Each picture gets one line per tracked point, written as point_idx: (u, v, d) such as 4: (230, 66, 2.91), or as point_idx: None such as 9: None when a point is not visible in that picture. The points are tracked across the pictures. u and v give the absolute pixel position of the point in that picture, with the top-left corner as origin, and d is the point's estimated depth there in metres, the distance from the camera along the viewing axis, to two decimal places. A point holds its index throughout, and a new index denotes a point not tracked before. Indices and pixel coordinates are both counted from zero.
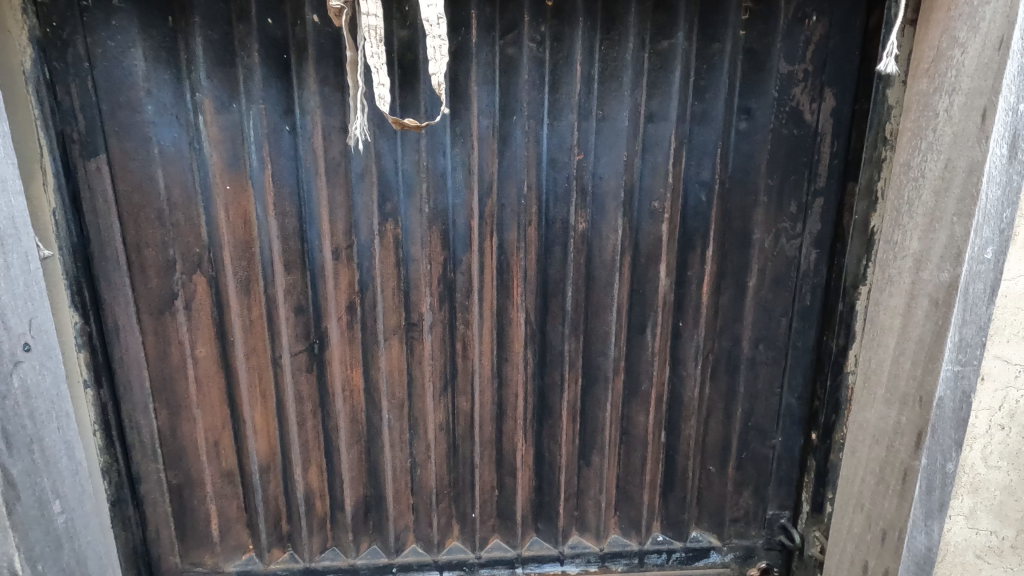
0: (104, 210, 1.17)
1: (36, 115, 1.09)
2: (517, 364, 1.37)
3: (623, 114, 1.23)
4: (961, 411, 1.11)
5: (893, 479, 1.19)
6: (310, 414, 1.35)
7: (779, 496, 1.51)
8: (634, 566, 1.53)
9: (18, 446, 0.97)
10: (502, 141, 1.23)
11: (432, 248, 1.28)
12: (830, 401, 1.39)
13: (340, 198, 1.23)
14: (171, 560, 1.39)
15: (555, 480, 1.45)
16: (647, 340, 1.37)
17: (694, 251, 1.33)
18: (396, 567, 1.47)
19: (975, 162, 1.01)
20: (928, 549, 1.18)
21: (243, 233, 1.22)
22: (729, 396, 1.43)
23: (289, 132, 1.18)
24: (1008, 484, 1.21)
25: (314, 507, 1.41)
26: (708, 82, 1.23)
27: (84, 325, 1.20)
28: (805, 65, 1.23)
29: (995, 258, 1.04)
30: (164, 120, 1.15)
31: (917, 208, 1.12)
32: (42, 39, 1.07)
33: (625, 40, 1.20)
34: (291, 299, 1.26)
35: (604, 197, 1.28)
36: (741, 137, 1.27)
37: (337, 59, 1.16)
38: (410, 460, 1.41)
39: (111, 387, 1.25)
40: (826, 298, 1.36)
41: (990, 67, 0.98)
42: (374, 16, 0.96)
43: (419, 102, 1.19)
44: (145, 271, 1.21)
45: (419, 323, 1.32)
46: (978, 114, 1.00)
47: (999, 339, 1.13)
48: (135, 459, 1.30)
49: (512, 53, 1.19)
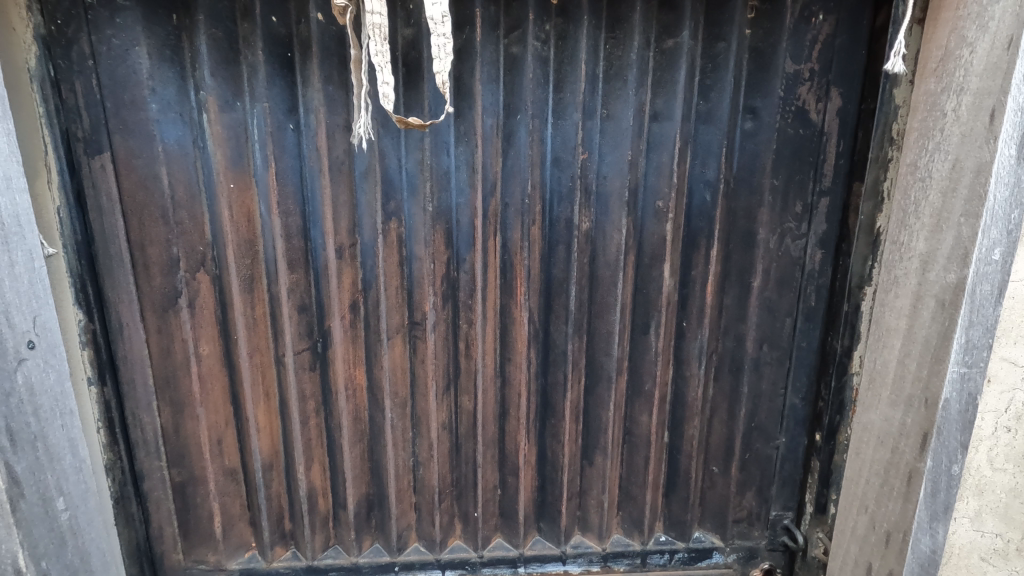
0: (108, 208, 1.17)
1: (41, 112, 1.10)
2: (520, 364, 1.36)
3: (627, 113, 1.22)
4: (967, 412, 1.09)
5: (898, 481, 1.19)
6: (314, 412, 1.35)
7: (783, 497, 1.50)
8: (636, 566, 1.53)
9: (23, 442, 0.97)
10: (506, 140, 1.22)
11: (436, 247, 1.28)
12: (835, 402, 1.39)
13: (344, 196, 1.23)
14: (174, 557, 1.39)
15: (557, 480, 1.45)
16: (651, 341, 1.36)
17: (698, 251, 1.33)
18: (398, 566, 1.47)
19: (982, 163, 1.00)
20: (932, 552, 1.16)
21: (246, 231, 1.22)
22: (733, 397, 1.42)
23: (293, 131, 1.18)
24: (1013, 486, 1.20)
25: (317, 504, 1.41)
26: (714, 81, 1.22)
27: (89, 323, 1.21)
28: (811, 64, 1.22)
29: (1002, 259, 1.02)
30: (168, 119, 1.14)
31: (924, 208, 1.11)
32: (46, 37, 1.08)
33: (630, 39, 1.19)
34: (293, 298, 1.26)
35: (607, 196, 1.27)
36: (747, 137, 1.26)
37: (341, 58, 1.16)
38: (412, 459, 1.41)
39: (115, 384, 1.26)
40: (831, 298, 1.35)
41: (998, 66, 0.97)
42: (378, 14, 0.95)
43: (423, 100, 1.19)
44: (148, 269, 1.21)
45: (422, 322, 1.32)
46: (986, 114, 0.99)
47: (1006, 341, 1.13)
48: (138, 456, 1.30)
49: (516, 51, 1.18)
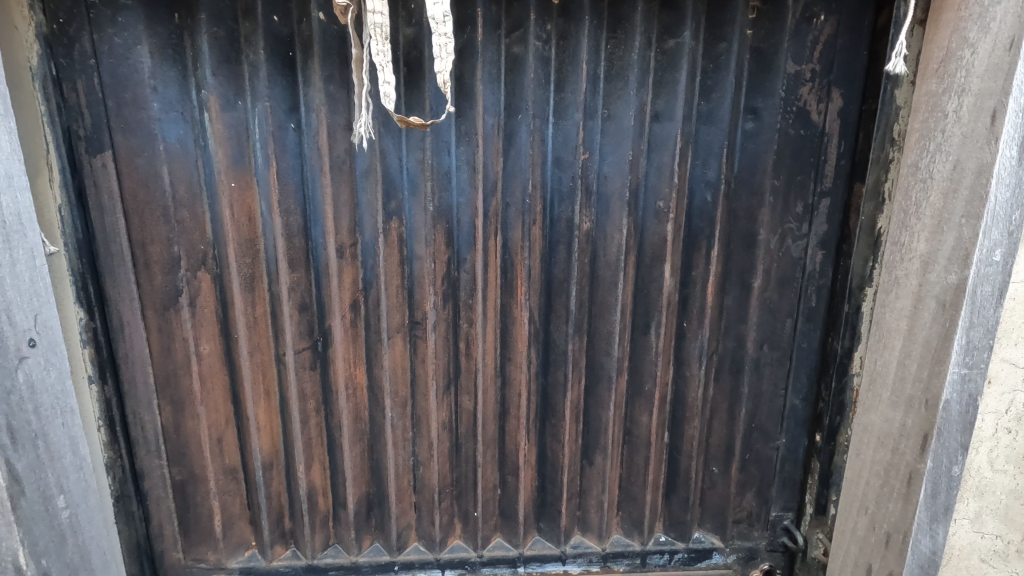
0: (109, 206, 1.17)
1: (42, 111, 1.10)
2: (520, 363, 1.36)
3: (629, 113, 1.22)
4: (967, 413, 1.10)
5: (898, 482, 1.19)
6: (314, 411, 1.35)
7: (783, 498, 1.50)
8: (636, 566, 1.53)
9: (23, 441, 0.97)
10: (507, 139, 1.23)
11: (437, 246, 1.28)
12: (835, 403, 1.39)
13: (344, 195, 1.23)
14: (174, 555, 1.39)
15: (558, 479, 1.45)
16: (651, 341, 1.36)
17: (699, 251, 1.33)
18: (398, 565, 1.47)
19: (983, 163, 1.00)
20: (933, 553, 1.17)
21: (248, 230, 1.22)
22: (733, 398, 1.42)
23: (295, 130, 1.19)
24: (1014, 487, 1.20)
25: (317, 503, 1.41)
26: (714, 81, 1.22)
27: (90, 321, 1.21)
28: (813, 65, 1.22)
29: (1003, 260, 1.03)
30: (170, 117, 1.15)
31: (925, 209, 1.11)
32: (48, 36, 1.08)
33: (631, 40, 1.19)
34: (294, 297, 1.26)
35: (609, 196, 1.27)
36: (748, 137, 1.26)
37: (343, 57, 1.16)
38: (412, 458, 1.41)
39: (116, 382, 1.26)
40: (831, 299, 1.35)
41: (1000, 67, 0.97)
42: (380, 13, 0.95)
43: (424, 100, 1.19)
44: (150, 268, 1.21)
45: (423, 322, 1.32)
46: (987, 115, 0.99)
47: (1006, 342, 1.13)
48: (139, 456, 1.31)
49: (517, 52, 1.18)
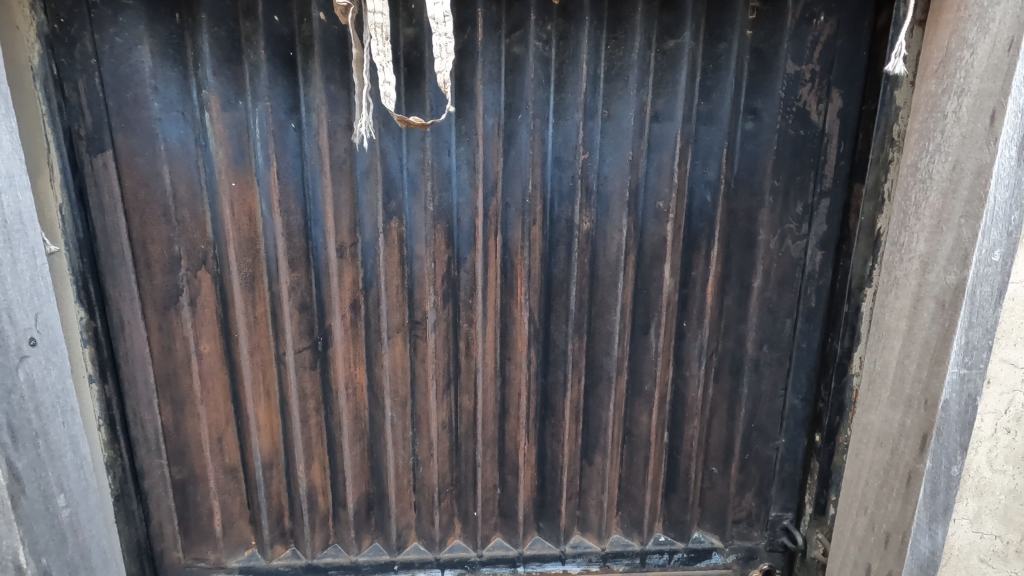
0: (109, 206, 1.17)
1: (44, 111, 1.11)
2: (520, 363, 1.36)
3: (629, 114, 1.22)
4: (967, 413, 1.10)
5: (897, 482, 1.19)
6: (314, 410, 1.35)
7: (782, 498, 1.50)
8: (635, 566, 1.53)
9: (24, 439, 0.97)
10: (507, 139, 1.23)
11: (437, 245, 1.28)
12: (834, 403, 1.39)
13: (344, 195, 1.23)
14: (174, 555, 1.40)
15: (557, 479, 1.46)
16: (651, 341, 1.37)
17: (699, 251, 1.33)
18: (398, 564, 1.47)
19: (983, 164, 1.00)
20: (932, 553, 1.17)
21: (248, 230, 1.22)
22: (732, 397, 1.42)
23: (295, 129, 1.19)
24: (1013, 488, 1.20)
25: (317, 503, 1.41)
26: (714, 82, 1.23)
27: (90, 321, 1.21)
28: (812, 65, 1.22)
29: (1002, 261, 1.03)
30: (170, 117, 1.15)
31: (924, 210, 1.11)
32: (50, 36, 1.08)
33: (631, 40, 1.19)
34: (294, 297, 1.26)
35: (609, 196, 1.28)
36: (748, 137, 1.27)
37: (343, 57, 1.16)
38: (412, 458, 1.42)
39: (116, 382, 1.26)
40: (831, 299, 1.35)
41: (999, 68, 0.97)
42: (381, 13, 0.95)
43: (424, 100, 1.19)
44: (150, 268, 1.21)
45: (423, 321, 1.32)
46: (986, 115, 0.99)
47: (1005, 342, 1.13)
48: (139, 455, 1.31)
49: (517, 52, 1.18)
